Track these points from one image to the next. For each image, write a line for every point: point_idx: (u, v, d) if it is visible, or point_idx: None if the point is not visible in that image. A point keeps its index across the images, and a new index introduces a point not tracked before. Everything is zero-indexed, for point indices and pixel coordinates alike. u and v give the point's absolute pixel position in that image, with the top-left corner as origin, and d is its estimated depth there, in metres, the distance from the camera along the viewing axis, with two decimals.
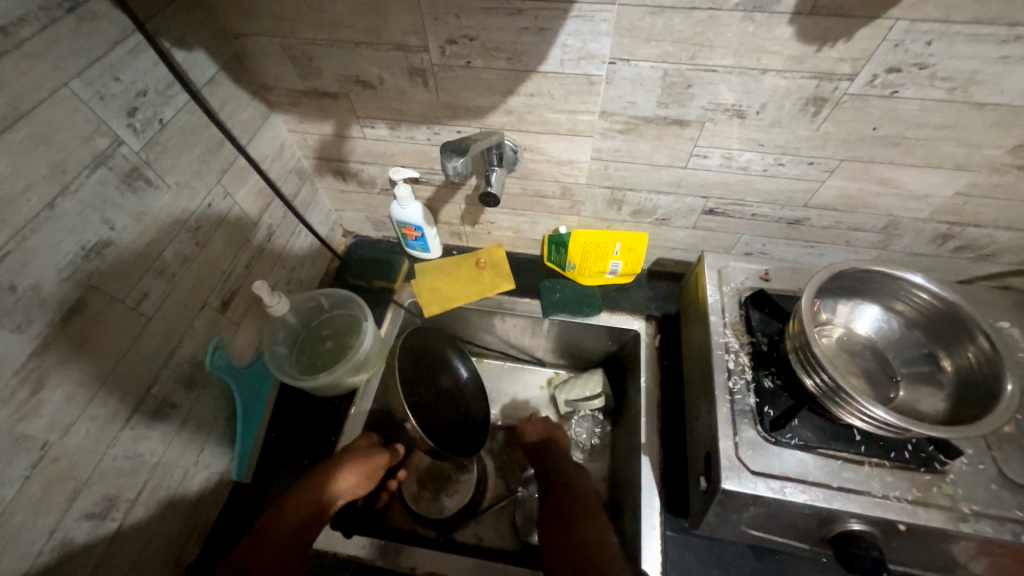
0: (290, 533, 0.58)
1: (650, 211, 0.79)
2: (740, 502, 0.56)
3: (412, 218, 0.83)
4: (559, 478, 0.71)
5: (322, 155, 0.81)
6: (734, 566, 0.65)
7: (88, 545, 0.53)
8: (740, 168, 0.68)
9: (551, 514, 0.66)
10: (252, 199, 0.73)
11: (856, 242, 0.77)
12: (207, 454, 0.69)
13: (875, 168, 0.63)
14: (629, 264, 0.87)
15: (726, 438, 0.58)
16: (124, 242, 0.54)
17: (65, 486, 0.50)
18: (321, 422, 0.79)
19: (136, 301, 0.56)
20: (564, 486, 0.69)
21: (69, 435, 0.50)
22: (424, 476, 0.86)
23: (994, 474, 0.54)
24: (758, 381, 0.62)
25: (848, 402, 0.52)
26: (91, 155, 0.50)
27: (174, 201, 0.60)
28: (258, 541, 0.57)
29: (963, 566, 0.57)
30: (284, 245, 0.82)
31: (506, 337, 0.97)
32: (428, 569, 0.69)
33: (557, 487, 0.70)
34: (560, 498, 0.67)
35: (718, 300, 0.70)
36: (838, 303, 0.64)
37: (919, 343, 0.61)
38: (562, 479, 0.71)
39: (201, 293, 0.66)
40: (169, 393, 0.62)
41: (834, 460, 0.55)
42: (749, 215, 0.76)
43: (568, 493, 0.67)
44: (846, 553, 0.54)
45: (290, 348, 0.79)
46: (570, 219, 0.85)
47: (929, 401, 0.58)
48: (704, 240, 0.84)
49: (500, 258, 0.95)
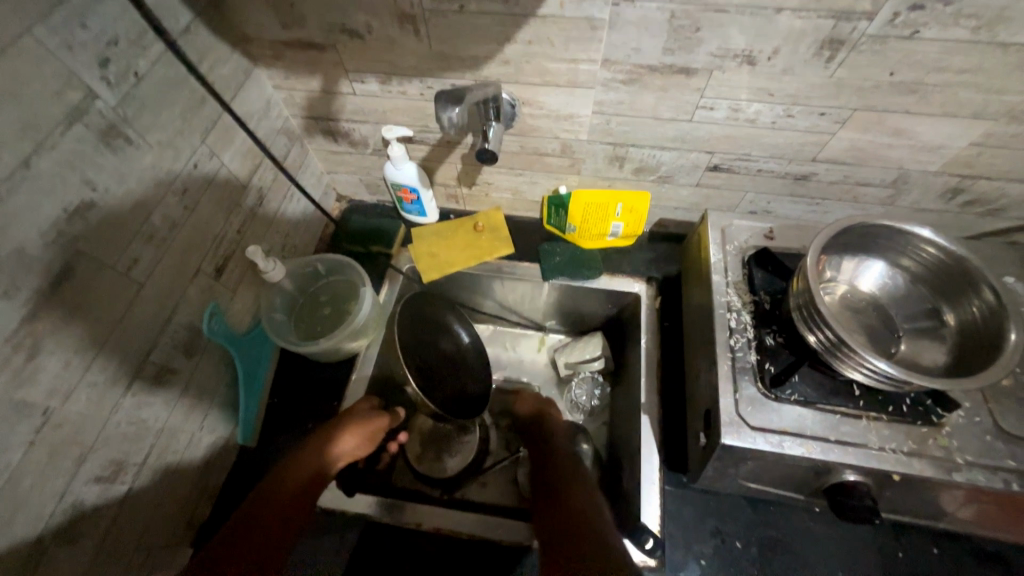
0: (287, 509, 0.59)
1: (653, 168, 0.76)
2: (739, 456, 0.57)
3: (407, 179, 0.80)
4: (553, 454, 0.71)
5: (311, 114, 0.77)
6: (729, 517, 0.67)
7: (99, 508, 0.54)
8: (748, 120, 0.65)
9: (546, 485, 0.66)
10: (241, 160, 0.71)
11: (864, 198, 0.75)
12: (211, 419, 0.70)
13: (889, 118, 0.61)
14: (630, 226, 0.86)
15: (727, 395, 0.58)
16: (108, 204, 0.52)
17: (70, 451, 0.50)
18: (323, 388, 0.80)
19: (127, 268, 0.55)
20: (557, 465, 0.69)
21: (69, 402, 0.50)
22: (426, 437, 0.88)
23: (989, 426, 0.55)
24: (760, 339, 0.61)
25: (851, 356, 0.51)
26: (64, 111, 0.47)
27: (156, 162, 0.57)
28: (251, 522, 0.56)
29: (951, 514, 0.59)
30: (277, 209, 0.80)
31: (505, 302, 0.96)
32: (434, 526, 0.70)
33: (550, 465, 0.69)
34: (556, 487, 0.65)
35: (720, 259, 0.69)
36: (844, 261, 0.63)
37: (923, 298, 0.61)
38: (556, 458, 0.70)
39: (193, 259, 0.64)
40: (169, 359, 0.62)
41: (832, 414, 0.56)
42: (755, 172, 0.74)
43: (560, 464, 0.69)
44: (837, 503, 0.55)
45: (287, 315, 0.79)
46: (570, 178, 0.82)
47: (930, 354, 0.58)
48: (707, 198, 0.81)
49: (499, 221, 0.93)
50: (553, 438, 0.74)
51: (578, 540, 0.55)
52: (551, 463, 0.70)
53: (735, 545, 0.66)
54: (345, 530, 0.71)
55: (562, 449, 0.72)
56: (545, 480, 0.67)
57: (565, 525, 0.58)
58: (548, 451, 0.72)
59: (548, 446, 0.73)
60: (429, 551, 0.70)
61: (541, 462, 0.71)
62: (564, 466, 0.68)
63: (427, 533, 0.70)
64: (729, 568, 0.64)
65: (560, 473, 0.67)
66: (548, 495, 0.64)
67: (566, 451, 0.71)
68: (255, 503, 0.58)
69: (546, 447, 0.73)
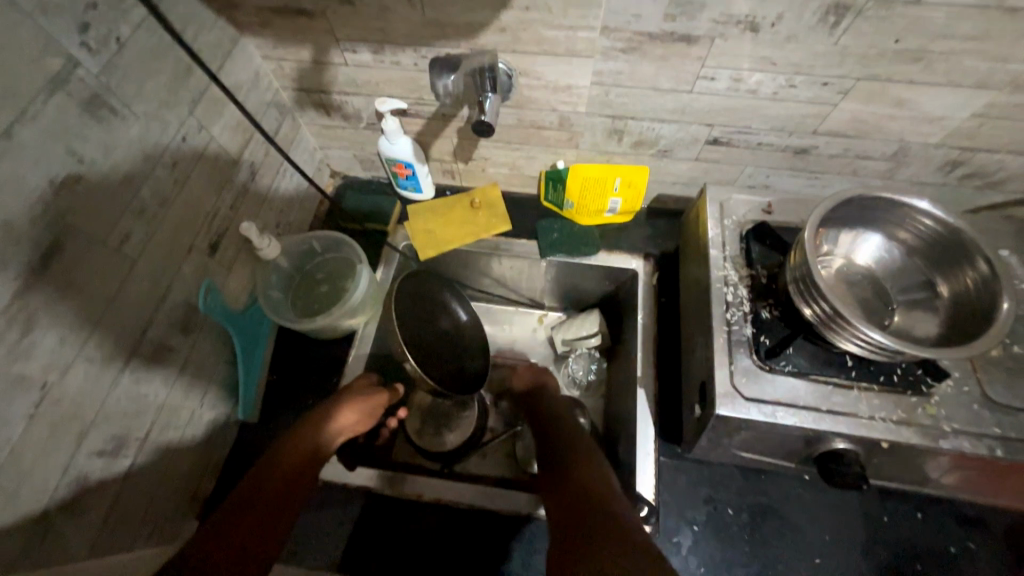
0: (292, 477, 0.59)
1: (652, 141, 0.75)
2: (732, 426, 0.59)
3: (402, 154, 0.79)
4: (554, 428, 0.71)
5: (302, 85, 0.75)
6: (721, 486, 0.69)
7: (103, 481, 0.55)
8: (749, 91, 0.64)
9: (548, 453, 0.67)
10: (231, 133, 0.69)
11: (863, 171, 0.75)
12: (211, 395, 0.71)
13: (892, 88, 0.60)
14: (628, 201, 0.85)
15: (722, 367, 0.59)
16: (95, 178, 0.51)
17: (71, 426, 0.51)
18: (322, 365, 0.81)
19: (119, 243, 0.54)
20: (559, 435, 0.69)
21: (67, 378, 0.50)
22: (425, 413, 0.88)
23: (977, 395, 0.56)
24: (756, 312, 0.62)
25: (845, 327, 0.52)
26: (44, 79, 0.46)
27: (143, 135, 0.56)
28: (256, 490, 0.56)
29: (935, 479, 0.61)
30: (270, 185, 0.79)
31: (503, 280, 0.96)
32: (434, 497, 0.72)
33: (552, 435, 0.70)
34: (557, 455, 0.65)
35: (719, 234, 0.69)
36: (841, 234, 0.63)
37: (918, 271, 0.61)
38: (558, 432, 0.70)
39: (186, 236, 0.63)
40: (166, 335, 0.61)
41: (825, 384, 0.57)
42: (755, 145, 0.73)
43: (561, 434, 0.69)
44: (826, 470, 0.57)
45: (284, 292, 0.79)
46: (568, 153, 0.81)
47: (923, 325, 0.59)
48: (706, 173, 0.81)
49: (496, 197, 0.92)
50: (553, 412, 0.74)
51: (587, 504, 0.53)
52: (553, 437, 0.69)
53: (727, 511, 0.68)
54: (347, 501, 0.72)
55: (563, 423, 0.72)
56: (547, 449, 0.67)
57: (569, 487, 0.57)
58: (547, 423, 0.73)
59: (549, 421, 0.73)
60: (430, 520, 0.72)
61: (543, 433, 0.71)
62: (567, 436, 0.68)
63: (428, 504, 0.72)
64: (720, 533, 0.67)
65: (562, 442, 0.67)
66: (551, 462, 0.64)
67: (568, 426, 0.71)
68: (258, 474, 0.58)
69: (545, 422, 0.73)
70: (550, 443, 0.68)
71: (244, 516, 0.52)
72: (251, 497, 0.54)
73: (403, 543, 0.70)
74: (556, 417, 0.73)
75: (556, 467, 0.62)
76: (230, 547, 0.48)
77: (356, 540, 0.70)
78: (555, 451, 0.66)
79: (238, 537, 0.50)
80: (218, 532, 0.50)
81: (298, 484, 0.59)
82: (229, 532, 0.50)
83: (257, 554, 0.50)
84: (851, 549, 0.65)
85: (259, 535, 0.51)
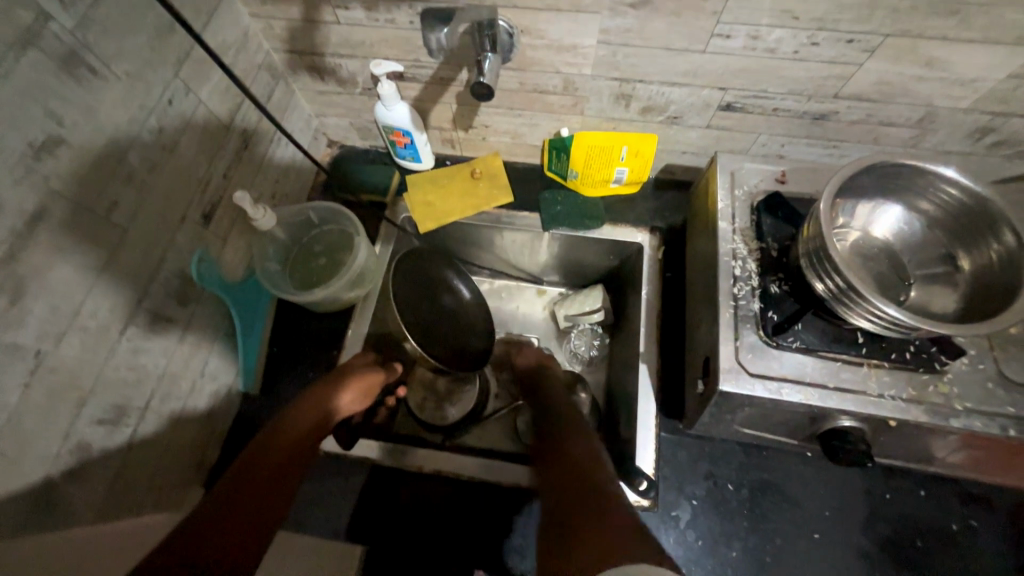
0: (293, 452, 0.59)
1: (661, 107, 0.71)
2: (736, 402, 0.57)
3: (400, 121, 0.76)
4: (554, 408, 0.70)
5: (293, 47, 0.72)
6: (722, 461, 0.69)
7: (106, 449, 0.56)
8: (767, 50, 0.59)
9: (546, 433, 0.66)
10: (220, 97, 0.66)
11: (885, 139, 0.71)
12: (211, 367, 0.71)
13: (923, 45, 0.55)
14: (635, 171, 0.81)
15: (728, 342, 0.57)
16: (79, 141, 0.49)
17: (69, 394, 0.51)
18: (322, 338, 0.80)
19: (107, 211, 0.52)
20: (556, 415, 0.68)
21: (62, 346, 0.49)
22: (427, 387, 0.89)
23: (992, 373, 0.55)
24: (764, 287, 0.60)
25: (860, 303, 0.50)
26: (16, 32, 0.43)
27: (126, 96, 0.53)
28: (256, 465, 0.55)
29: (941, 458, 0.60)
30: (264, 154, 0.76)
31: (504, 255, 0.94)
32: (434, 468, 0.72)
33: (550, 414, 0.69)
34: (555, 435, 0.64)
35: (728, 205, 0.66)
36: (858, 205, 0.60)
37: (938, 244, 0.58)
38: (557, 411, 0.69)
39: (177, 205, 0.62)
40: (162, 306, 0.61)
41: (833, 361, 0.55)
42: (771, 110, 0.69)
43: (558, 413, 0.68)
44: (831, 448, 0.56)
45: (282, 265, 0.78)
46: (572, 119, 0.77)
47: (940, 301, 0.56)
48: (717, 141, 0.77)
49: (497, 168, 0.89)
50: (552, 390, 0.74)
51: (586, 486, 0.52)
52: (552, 416, 0.68)
53: (728, 487, 0.67)
54: (349, 472, 0.73)
55: (562, 401, 0.71)
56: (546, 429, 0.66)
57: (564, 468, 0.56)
58: (547, 401, 0.72)
59: (548, 399, 0.72)
60: (432, 491, 0.72)
61: (542, 411, 0.71)
62: (565, 415, 0.68)
63: (428, 475, 0.73)
64: (719, 507, 0.66)
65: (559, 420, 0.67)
66: (548, 442, 0.63)
67: (567, 405, 0.70)
68: (257, 448, 0.58)
69: (543, 401, 0.72)
70: (549, 423, 0.67)
71: (245, 490, 0.52)
72: (251, 472, 0.54)
73: (404, 512, 0.71)
74: (555, 394, 0.73)
75: (555, 448, 0.61)
76: (234, 520, 0.48)
77: (360, 510, 0.71)
78: (553, 431, 0.65)
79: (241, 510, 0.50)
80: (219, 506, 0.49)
81: (299, 458, 0.59)
82: (234, 505, 0.50)
83: (262, 525, 0.50)
84: (850, 525, 0.65)
85: (263, 507, 0.51)
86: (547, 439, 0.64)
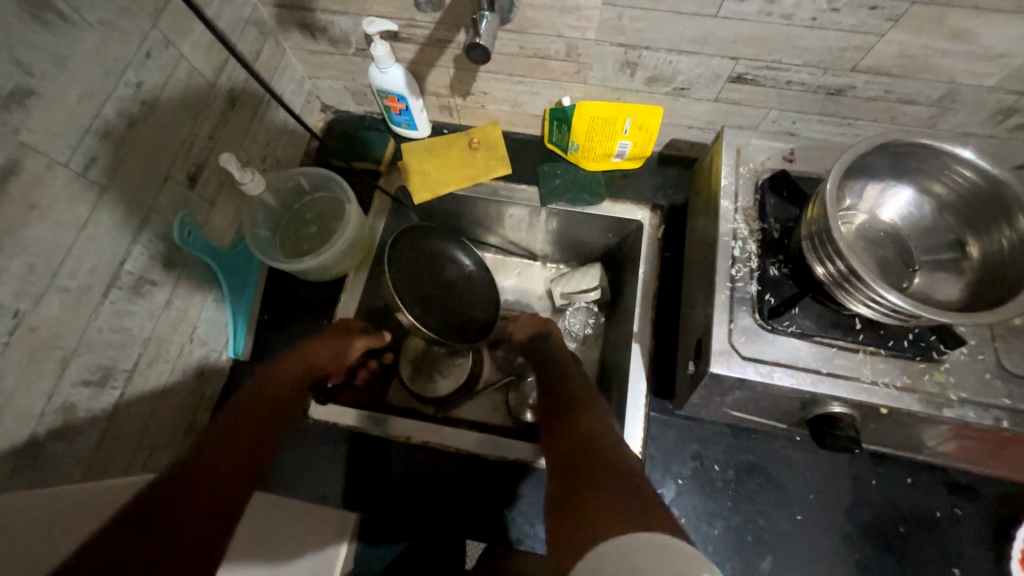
0: (259, 428, 0.56)
1: (668, 77, 0.68)
2: (726, 385, 0.57)
3: (394, 85, 0.73)
4: (557, 377, 0.67)
5: (282, 0, 0.68)
6: (711, 443, 0.69)
7: (92, 409, 0.56)
8: (783, 16, 0.56)
9: (550, 401, 0.63)
10: (204, 53, 0.63)
11: (901, 118, 0.68)
12: (201, 332, 0.70)
13: (950, 15, 0.52)
14: (639, 145, 0.78)
15: (721, 324, 0.56)
16: (50, 94, 0.47)
17: (52, 354, 0.50)
18: (313, 307, 0.79)
19: (82, 168, 0.51)
20: (562, 385, 0.65)
21: (42, 306, 0.49)
22: (417, 359, 0.89)
23: (991, 364, 0.53)
24: (763, 270, 0.58)
25: (859, 289, 0.48)
26: None
27: (101, 47, 0.51)
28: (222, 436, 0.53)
29: (931, 447, 0.59)
30: (253, 116, 0.74)
31: (501, 229, 0.92)
32: (423, 440, 0.73)
33: (554, 384, 0.66)
34: (561, 404, 0.61)
35: (732, 183, 0.63)
36: (868, 186, 0.57)
37: (948, 229, 0.56)
38: (559, 382, 0.66)
39: (160, 164, 0.60)
40: (146, 269, 0.60)
41: (828, 347, 0.54)
42: (784, 83, 0.65)
43: (561, 381, 0.66)
44: (819, 433, 0.55)
45: (272, 232, 0.77)
46: (575, 88, 0.74)
47: (945, 289, 0.55)
48: (725, 116, 0.73)
49: (496, 138, 0.85)
50: (555, 360, 0.72)
51: (586, 460, 0.50)
52: (556, 386, 0.66)
53: (714, 467, 0.68)
54: (338, 440, 0.73)
55: (562, 371, 0.69)
56: (550, 396, 0.64)
57: (571, 441, 0.53)
58: (549, 370, 0.70)
59: (551, 370, 0.69)
60: (418, 461, 0.72)
61: (546, 380, 0.68)
62: (569, 384, 0.65)
63: (415, 446, 0.73)
64: (704, 487, 0.67)
65: (563, 389, 0.64)
66: (553, 410, 0.61)
67: (566, 375, 0.68)
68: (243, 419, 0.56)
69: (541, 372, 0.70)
70: (547, 394, 0.65)
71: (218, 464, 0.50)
72: (218, 444, 0.52)
73: (390, 480, 0.71)
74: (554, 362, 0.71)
75: (552, 420, 0.59)
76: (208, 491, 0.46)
77: (349, 478, 0.71)
78: (551, 402, 0.63)
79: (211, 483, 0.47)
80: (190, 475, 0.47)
81: (267, 434, 0.56)
82: (200, 477, 0.47)
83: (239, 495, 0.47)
84: (834, 509, 0.65)
85: (230, 477, 0.49)
86: (552, 406, 0.62)
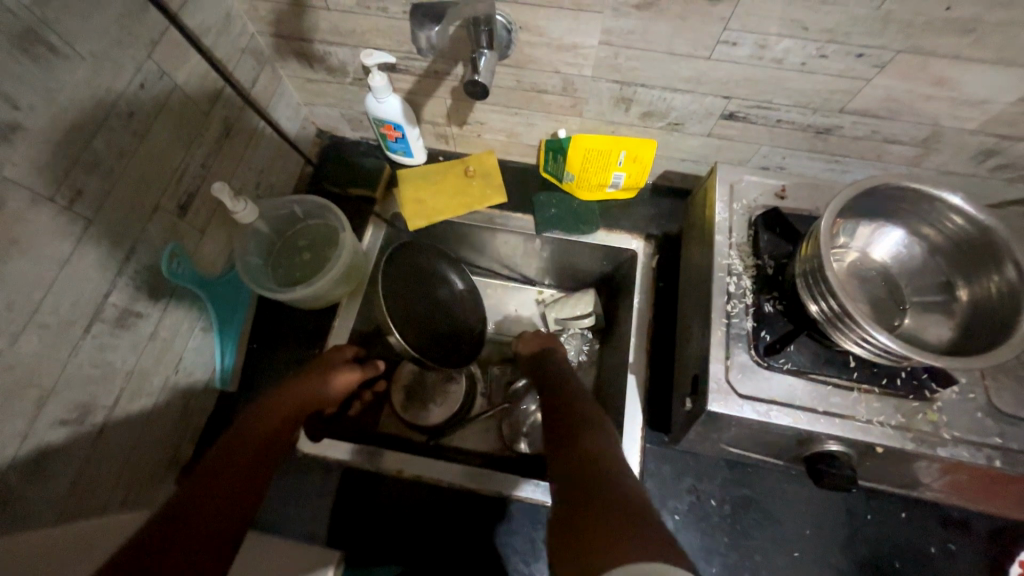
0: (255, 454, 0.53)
1: (662, 113, 0.69)
2: (723, 422, 0.56)
3: (390, 114, 0.73)
4: (559, 392, 0.65)
5: (281, 31, 0.68)
6: (706, 477, 0.68)
7: (69, 448, 0.53)
8: (774, 60, 0.57)
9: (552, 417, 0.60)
10: (199, 82, 0.62)
11: (887, 156, 0.69)
12: (186, 362, 0.68)
13: (933, 64, 0.54)
14: (633, 177, 0.79)
15: (718, 361, 0.56)
16: (39, 127, 0.46)
17: (28, 393, 0.48)
18: (303, 335, 0.78)
19: (69, 201, 0.49)
20: (563, 399, 0.63)
21: (19, 344, 0.47)
22: (410, 386, 0.87)
23: (982, 403, 0.54)
24: (758, 306, 0.58)
25: (852, 329, 0.49)
26: None
27: (92, 78, 0.50)
28: (218, 463, 0.49)
29: (925, 484, 0.59)
30: (247, 142, 0.73)
31: (496, 256, 0.92)
32: (414, 474, 0.70)
33: (555, 398, 0.64)
34: (564, 420, 0.59)
35: (726, 218, 0.64)
36: (859, 225, 0.59)
37: (938, 272, 0.57)
38: (561, 396, 0.64)
39: (150, 194, 0.58)
40: (132, 301, 0.58)
41: (823, 385, 0.54)
42: (774, 122, 0.67)
43: (563, 396, 0.64)
44: (816, 471, 0.55)
45: (263, 259, 0.75)
46: (570, 121, 0.75)
47: (934, 329, 0.56)
48: (718, 150, 0.75)
49: (492, 166, 0.86)
50: (556, 373, 0.69)
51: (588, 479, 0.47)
52: (557, 400, 0.63)
53: (710, 501, 0.67)
54: (326, 474, 0.71)
55: (566, 385, 0.66)
56: (553, 410, 0.61)
57: (574, 460, 0.51)
58: (549, 385, 0.68)
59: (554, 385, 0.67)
60: (409, 495, 0.70)
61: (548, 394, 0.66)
62: (569, 399, 0.63)
63: (407, 480, 0.70)
64: (700, 522, 0.66)
65: (564, 404, 0.62)
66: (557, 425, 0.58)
67: (574, 391, 0.65)
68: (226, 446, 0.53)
69: (549, 386, 0.68)
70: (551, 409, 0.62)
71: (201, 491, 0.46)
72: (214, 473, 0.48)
73: (382, 515, 0.69)
74: (561, 376, 0.68)
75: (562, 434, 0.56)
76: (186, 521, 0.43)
77: (337, 513, 0.69)
78: (562, 414, 0.60)
79: (203, 512, 0.44)
80: (179, 507, 0.44)
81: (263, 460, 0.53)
82: (192, 507, 0.44)
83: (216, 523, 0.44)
84: (830, 544, 0.65)
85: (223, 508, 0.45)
86: (555, 422, 0.59)
